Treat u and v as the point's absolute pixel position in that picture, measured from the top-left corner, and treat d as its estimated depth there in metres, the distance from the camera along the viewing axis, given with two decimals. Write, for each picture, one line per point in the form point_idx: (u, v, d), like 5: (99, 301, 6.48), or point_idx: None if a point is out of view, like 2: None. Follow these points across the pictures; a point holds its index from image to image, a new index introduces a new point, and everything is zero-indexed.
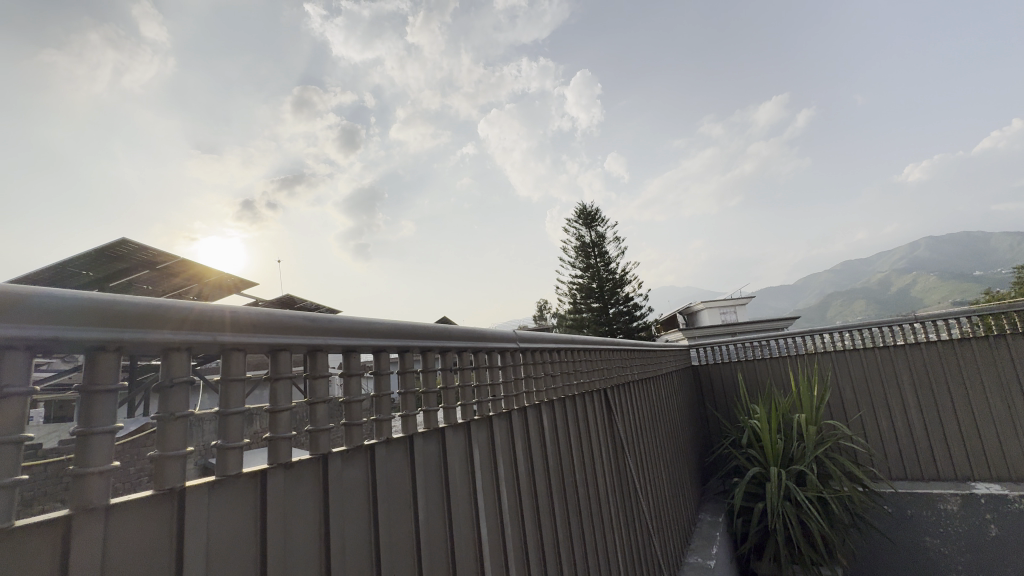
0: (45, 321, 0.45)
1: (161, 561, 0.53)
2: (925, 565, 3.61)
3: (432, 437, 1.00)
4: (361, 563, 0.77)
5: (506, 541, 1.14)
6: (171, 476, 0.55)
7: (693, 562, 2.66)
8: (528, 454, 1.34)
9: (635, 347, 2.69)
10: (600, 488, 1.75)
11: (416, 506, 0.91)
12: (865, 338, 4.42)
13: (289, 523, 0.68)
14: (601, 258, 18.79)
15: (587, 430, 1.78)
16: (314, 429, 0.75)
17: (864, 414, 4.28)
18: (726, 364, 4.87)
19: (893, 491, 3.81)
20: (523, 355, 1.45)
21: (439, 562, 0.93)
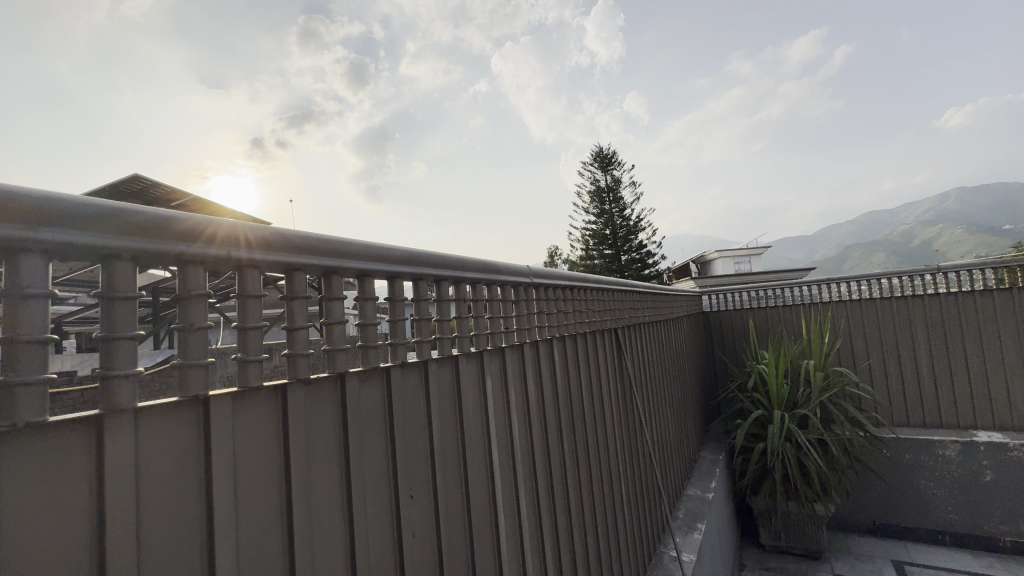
0: (67, 229, 0.45)
1: (190, 465, 0.56)
2: (916, 506, 3.74)
3: (446, 365, 1.02)
4: (379, 478, 0.80)
5: (517, 463, 1.19)
6: (195, 383, 0.57)
7: (692, 494, 2.80)
8: (539, 387, 1.37)
9: (646, 291, 2.67)
10: (607, 422, 1.80)
11: (431, 427, 0.94)
12: (882, 288, 4.30)
13: (313, 436, 0.70)
14: (616, 204, 18.38)
15: (596, 367, 1.80)
16: (330, 347, 0.76)
17: (873, 362, 4.28)
18: (737, 311, 4.81)
19: (894, 437, 3.89)
20: (536, 291, 1.45)
21: (452, 481, 0.98)
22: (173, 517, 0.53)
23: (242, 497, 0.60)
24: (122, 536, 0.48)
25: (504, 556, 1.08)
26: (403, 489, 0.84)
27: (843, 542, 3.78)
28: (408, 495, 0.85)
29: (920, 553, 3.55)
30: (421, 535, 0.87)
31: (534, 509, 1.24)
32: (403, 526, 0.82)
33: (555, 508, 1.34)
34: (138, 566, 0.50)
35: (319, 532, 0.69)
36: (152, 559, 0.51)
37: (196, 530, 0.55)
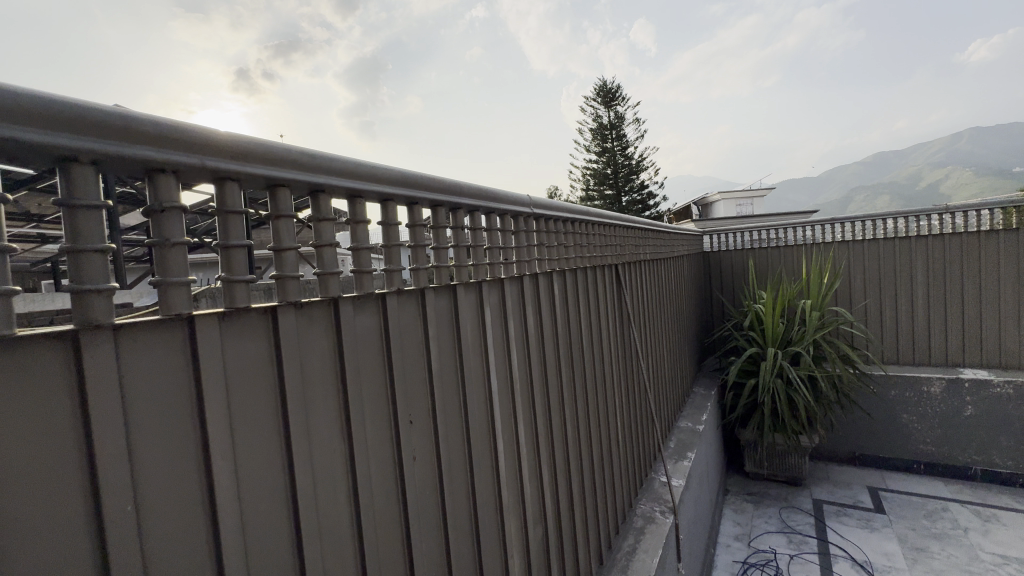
0: (17, 125, 0.41)
1: (179, 386, 0.54)
2: (897, 439, 3.91)
3: (443, 294, 0.99)
4: (378, 402, 0.80)
5: (516, 393, 1.20)
6: (177, 301, 0.54)
7: (683, 426, 2.90)
8: (539, 320, 1.36)
9: (648, 228, 2.60)
10: (604, 356, 1.81)
11: (429, 355, 0.92)
12: (887, 228, 4.20)
13: (306, 360, 0.68)
14: (619, 142, 17.73)
15: (595, 302, 1.79)
16: (322, 272, 0.73)
17: (869, 302, 4.28)
18: (738, 251, 4.74)
19: (883, 374, 3.99)
20: (537, 223, 1.40)
21: (452, 407, 0.98)
22: (167, 438, 0.52)
23: (239, 419, 0.59)
24: (112, 455, 0.47)
25: (503, 479, 1.12)
26: (402, 414, 0.84)
27: (824, 470, 3.99)
28: (408, 420, 0.85)
29: (895, 480, 3.76)
30: (422, 459, 0.88)
31: (532, 436, 1.27)
32: (403, 450, 0.83)
33: (553, 436, 1.37)
34: (135, 484, 0.49)
35: (319, 454, 0.69)
36: (148, 478, 0.50)
37: (191, 450, 0.54)
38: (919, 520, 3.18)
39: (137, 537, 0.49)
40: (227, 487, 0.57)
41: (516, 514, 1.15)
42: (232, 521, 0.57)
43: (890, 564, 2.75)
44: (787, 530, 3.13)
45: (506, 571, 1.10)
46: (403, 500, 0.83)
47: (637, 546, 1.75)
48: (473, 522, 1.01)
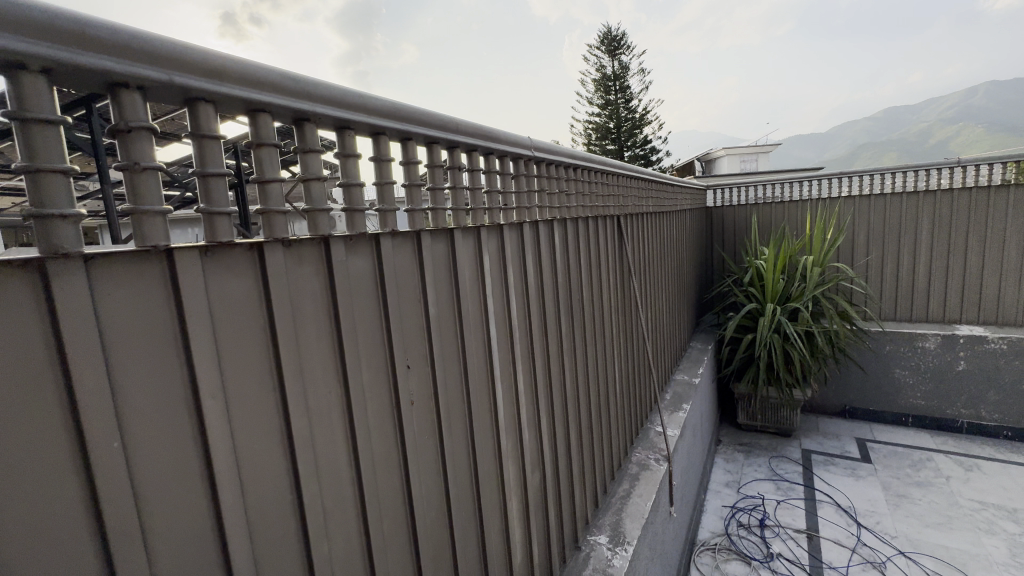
0: None
1: (162, 323, 0.51)
2: (888, 392, 3.98)
3: (440, 238, 0.95)
4: (373, 346, 0.78)
5: (515, 342, 1.19)
6: (153, 233, 0.50)
7: (680, 379, 2.94)
8: (539, 268, 1.33)
9: (651, 180, 2.52)
10: (603, 308, 1.78)
11: (426, 300, 0.90)
12: (896, 182, 4.06)
13: (297, 299, 0.66)
14: (622, 94, 17.07)
15: (596, 253, 1.75)
16: (310, 209, 0.68)
17: (871, 259, 4.23)
18: (742, 206, 4.63)
19: (880, 330, 4.01)
20: (537, 168, 1.34)
21: (450, 354, 0.97)
22: (152, 376, 0.50)
23: (228, 358, 0.57)
24: (94, 393, 0.45)
25: (502, 425, 1.12)
26: (399, 359, 0.82)
27: (814, 422, 4.10)
28: (405, 365, 0.84)
29: (883, 432, 3.87)
30: (421, 404, 0.88)
31: (530, 384, 1.27)
32: (401, 394, 0.82)
33: (552, 385, 1.37)
34: (121, 423, 0.47)
35: (314, 396, 0.67)
36: (135, 416, 0.49)
37: (179, 389, 0.52)
38: (903, 469, 3.29)
39: (126, 474, 0.47)
40: (221, 427, 0.55)
41: (514, 459, 1.17)
42: (227, 461, 0.56)
43: (873, 509, 2.86)
44: (775, 477, 3.25)
45: (505, 512, 1.13)
46: (402, 444, 0.83)
47: (631, 491, 1.81)
48: (473, 466, 1.02)
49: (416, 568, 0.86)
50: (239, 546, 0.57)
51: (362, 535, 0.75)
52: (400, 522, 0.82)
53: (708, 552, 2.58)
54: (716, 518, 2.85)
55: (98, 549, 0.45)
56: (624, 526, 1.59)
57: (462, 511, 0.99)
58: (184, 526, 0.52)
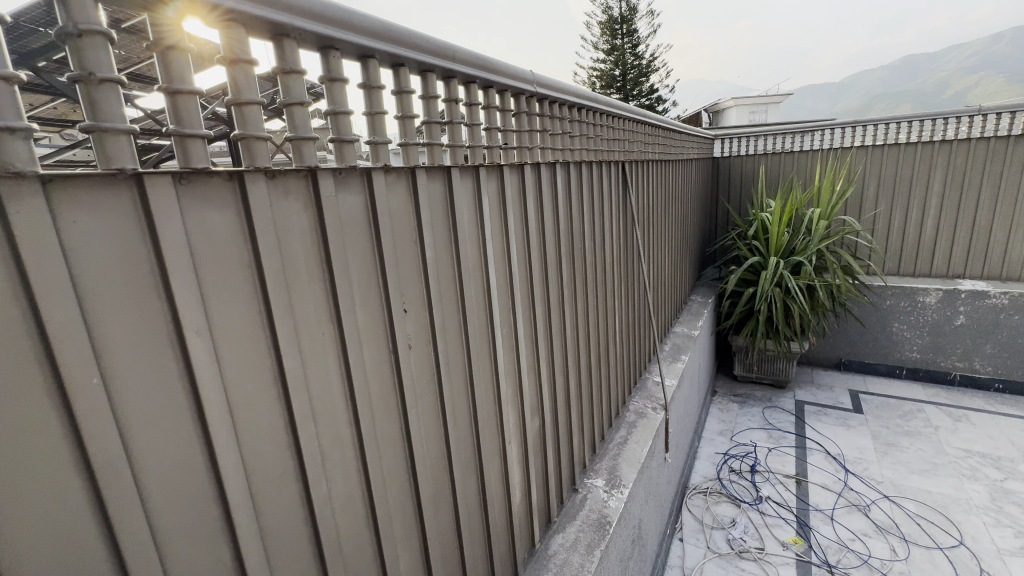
0: None
1: (137, 254, 0.48)
2: (884, 346, 4.02)
3: (436, 177, 0.90)
4: (368, 287, 0.75)
5: (515, 289, 1.16)
6: (118, 154, 0.46)
7: (679, 331, 2.95)
8: (540, 214, 1.28)
9: (658, 125, 2.40)
10: (604, 258, 1.74)
11: (422, 242, 0.86)
12: (911, 131, 3.89)
13: (283, 236, 0.62)
14: (629, 38, 16.03)
15: (599, 201, 1.69)
16: (294, 137, 0.63)
17: (879, 212, 4.13)
18: (750, 157, 4.48)
19: (882, 285, 3.99)
20: (539, 105, 1.26)
21: (448, 298, 0.94)
22: (130, 312, 0.47)
23: (213, 294, 0.54)
24: (67, 327, 0.42)
25: (501, 373, 1.12)
26: (395, 301, 0.80)
27: (809, 375, 4.17)
28: (402, 308, 0.81)
29: (876, 384, 3.94)
30: (418, 348, 0.86)
31: (530, 331, 1.25)
32: (398, 338, 0.80)
33: (551, 333, 1.36)
34: (99, 359, 0.45)
35: (306, 338, 0.65)
36: (115, 353, 0.46)
37: (161, 326, 0.50)
38: (893, 419, 3.37)
39: (109, 411, 0.45)
40: (209, 367, 0.53)
41: (513, 405, 1.17)
42: (218, 400, 0.54)
43: (861, 456, 2.95)
44: (768, 426, 3.33)
45: (504, 456, 1.14)
46: (400, 388, 0.81)
47: (628, 438, 1.84)
48: (472, 411, 1.02)
49: (417, 508, 0.87)
50: (235, 485, 0.56)
51: (362, 475, 0.75)
52: (399, 465, 0.83)
53: (699, 495, 2.68)
54: (709, 464, 2.94)
55: (88, 486, 0.44)
56: (620, 470, 1.64)
57: (462, 455, 0.99)
58: (176, 463, 0.51)
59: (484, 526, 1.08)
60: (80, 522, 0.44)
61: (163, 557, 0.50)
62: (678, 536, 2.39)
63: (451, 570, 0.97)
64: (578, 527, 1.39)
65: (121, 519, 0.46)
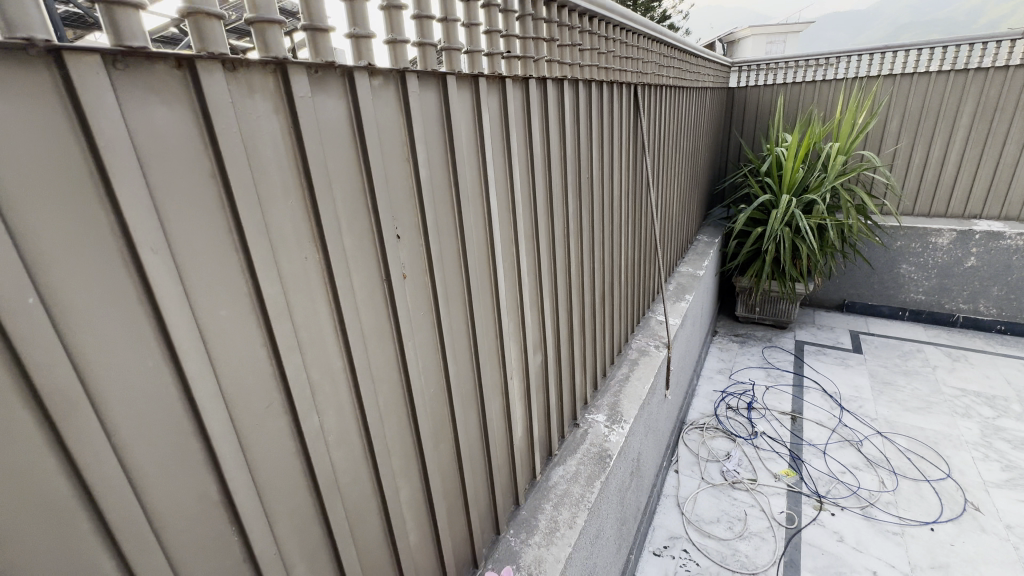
0: None
1: (67, 152, 0.40)
2: (889, 287, 3.98)
3: (430, 86, 0.79)
4: (355, 208, 0.67)
5: (517, 218, 1.08)
6: (23, 21, 0.36)
7: (683, 271, 2.87)
8: (544, 137, 1.18)
9: (675, 45, 2.19)
10: (612, 190, 1.63)
11: (415, 160, 0.77)
12: (945, 58, 3.60)
13: (252, 141, 0.53)
14: None
15: (609, 127, 1.56)
16: (255, 19, 0.51)
17: (900, 148, 3.93)
18: (768, 87, 4.19)
19: (895, 225, 3.87)
20: (547, 9, 1.10)
21: (445, 225, 0.86)
22: (67, 222, 0.40)
23: (169, 206, 0.47)
24: None
25: (503, 307, 1.06)
26: (386, 225, 0.72)
27: (811, 316, 4.16)
28: (394, 234, 0.74)
29: (877, 325, 3.94)
30: (413, 277, 0.79)
31: (534, 264, 1.19)
32: (390, 266, 0.73)
33: (555, 268, 1.29)
34: (34, 274, 0.38)
35: (286, 262, 0.58)
36: (53, 268, 0.40)
37: (108, 240, 0.43)
38: (892, 359, 3.39)
39: (54, 335, 0.40)
40: (172, 289, 0.47)
41: (515, 339, 1.13)
42: (186, 326, 0.48)
43: (857, 394, 2.99)
44: (767, 365, 3.36)
45: (505, 392, 1.12)
46: (395, 320, 0.76)
47: (630, 374, 1.84)
48: (472, 345, 0.98)
49: (417, 442, 0.85)
50: (215, 416, 0.52)
51: (356, 409, 0.71)
52: (397, 397, 0.79)
53: (696, 429, 2.74)
54: (707, 400, 2.99)
55: (36, 417, 0.39)
56: (622, 406, 1.64)
57: (462, 390, 0.96)
58: (144, 393, 0.46)
59: (485, 459, 1.08)
60: (36, 456, 0.40)
61: (139, 492, 0.47)
62: (673, 467, 2.46)
63: (452, 500, 0.97)
64: (578, 460, 1.40)
65: (81, 452, 0.42)
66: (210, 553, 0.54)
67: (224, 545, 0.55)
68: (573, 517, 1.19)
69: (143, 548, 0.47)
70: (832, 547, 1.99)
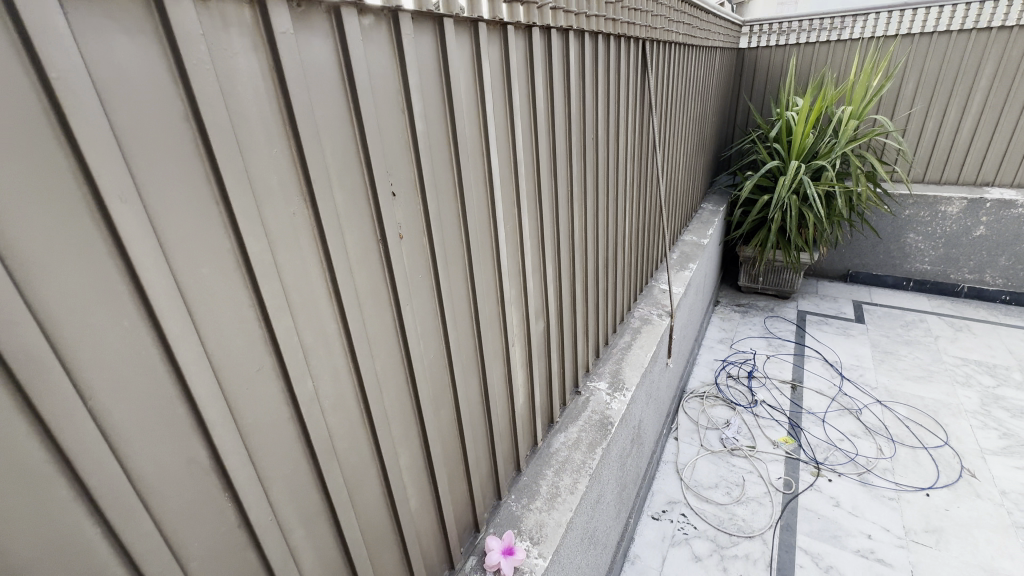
0: None
1: (17, 88, 0.35)
2: (895, 257, 3.93)
3: (425, 30, 0.73)
4: (347, 162, 0.63)
5: (519, 179, 1.03)
6: None
7: (687, 240, 2.81)
8: (548, 92, 1.11)
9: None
10: (617, 152, 1.57)
11: (410, 112, 0.72)
12: (968, 16, 3.43)
13: (229, 83, 0.48)
14: None
15: (615, 84, 1.48)
16: None
17: (915, 112, 3.80)
18: (780, 48, 4.02)
19: (905, 192, 3.78)
20: None
21: (443, 183, 0.82)
22: (22, 168, 0.36)
23: (137, 151, 0.42)
24: None
25: (505, 272, 1.03)
26: (380, 181, 0.68)
27: (814, 286, 4.12)
28: (390, 191, 0.70)
29: (881, 295, 3.91)
30: (411, 238, 0.76)
31: (536, 228, 1.14)
32: (386, 226, 0.69)
33: (558, 232, 1.25)
34: None
35: (273, 219, 0.55)
36: (11, 221, 0.36)
37: (73, 190, 0.39)
38: (895, 328, 3.38)
39: (17, 294, 0.36)
40: (145, 243, 0.43)
41: (517, 305, 1.10)
42: (166, 286, 0.45)
43: (858, 363, 2.99)
44: (769, 335, 3.35)
45: (507, 359, 1.09)
46: (392, 282, 0.73)
47: (632, 343, 1.82)
48: (473, 311, 0.94)
49: (416, 409, 0.83)
50: (202, 381, 0.49)
51: (353, 375, 0.69)
52: (395, 363, 0.77)
53: (696, 398, 2.75)
54: (707, 369, 2.99)
55: (0, 378, 0.36)
56: (624, 374, 1.62)
57: (462, 356, 0.94)
58: (123, 357, 0.44)
59: (486, 426, 1.06)
60: (8, 424, 0.37)
61: (122, 458, 0.44)
62: (673, 434, 2.48)
63: (453, 467, 0.96)
64: (580, 427, 1.39)
65: (54, 416, 0.39)
66: (203, 520, 0.52)
67: (217, 513, 0.54)
68: (575, 483, 1.19)
69: (130, 515, 0.45)
70: (829, 512, 2.02)
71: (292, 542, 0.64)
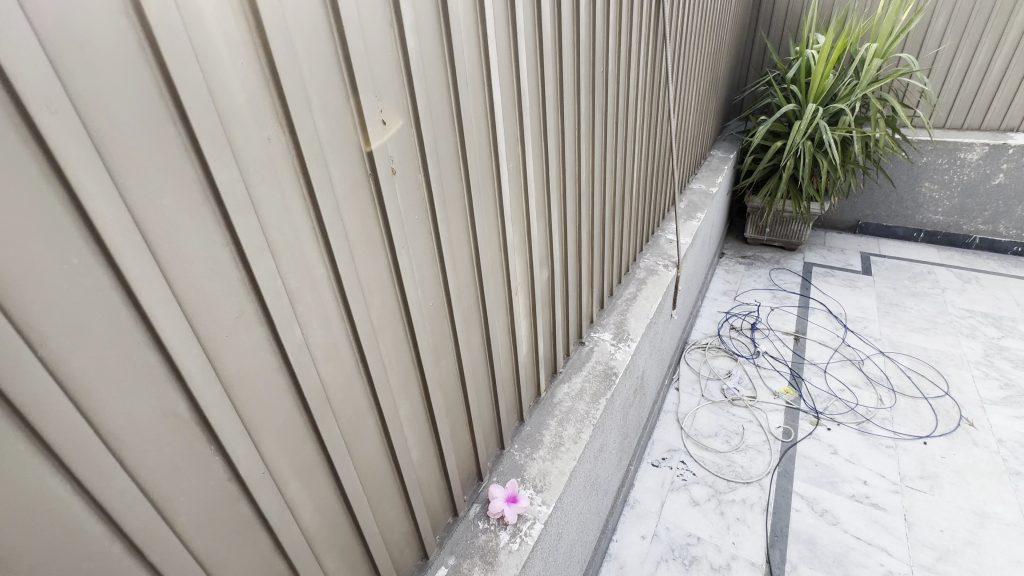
0: None
1: None
2: (907, 207, 3.83)
3: None
4: (328, 80, 0.55)
5: (524, 112, 0.94)
6: None
7: (696, 188, 2.70)
8: (555, 13, 0.99)
9: None
10: (628, 87, 1.45)
11: (400, 25, 0.63)
12: None
13: None
14: None
15: (629, 10, 1.35)
16: None
17: (943, 51, 3.56)
18: None
19: (925, 138, 3.61)
20: None
21: (439, 112, 0.73)
22: None
23: (65, 48, 0.35)
24: None
25: (507, 214, 0.96)
26: (368, 106, 0.60)
27: (822, 237, 4.03)
28: (379, 118, 0.62)
29: (889, 247, 3.83)
30: (404, 173, 0.68)
31: (541, 169, 1.06)
32: (376, 157, 0.62)
33: (564, 174, 1.16)
34: None
35: (244, 144, 0.47)
36: None
37: None
38: (902, 280, 3.33)
39: None
40: (88, 165, 0.37)
41: (520, 252, 1.03)
42: (119, 217, 0.39)
43: (863, 315, 2.96)
44: (773, 287, 3.31)
45: (510, 308, 1.04)
46: (385, 222, 0.66)
47: (638, 294, 1.77)
48: (473, 256, 0.88)
49: (416, 359, 0.79)
50: (173, 326, 0.44)
51: (345, 323, 0.64)
52: (391, 312, 0.71)
53: (698, 349, 2.74)
54: (710, 321, 2.97)
55: None
56: (628, 324, 1.59)
57: (463, 305, 0.89)
58: (76, 298, 0.38)
59: (489, 376, 1.03)
60: None
61: (86, 410, 0.40)
62: (675, 385, 2.49)
63: (456, 418, 0.94)
64: (584, 377, 1.37)
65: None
66: (189, 474, 0.49)
67: (205, 468, 0.50)
68: (578, 433, 1.18)
69: (103, 470, 0.41)
70: (826, 459, 2.05)
71: (287, 495, 0.61)
